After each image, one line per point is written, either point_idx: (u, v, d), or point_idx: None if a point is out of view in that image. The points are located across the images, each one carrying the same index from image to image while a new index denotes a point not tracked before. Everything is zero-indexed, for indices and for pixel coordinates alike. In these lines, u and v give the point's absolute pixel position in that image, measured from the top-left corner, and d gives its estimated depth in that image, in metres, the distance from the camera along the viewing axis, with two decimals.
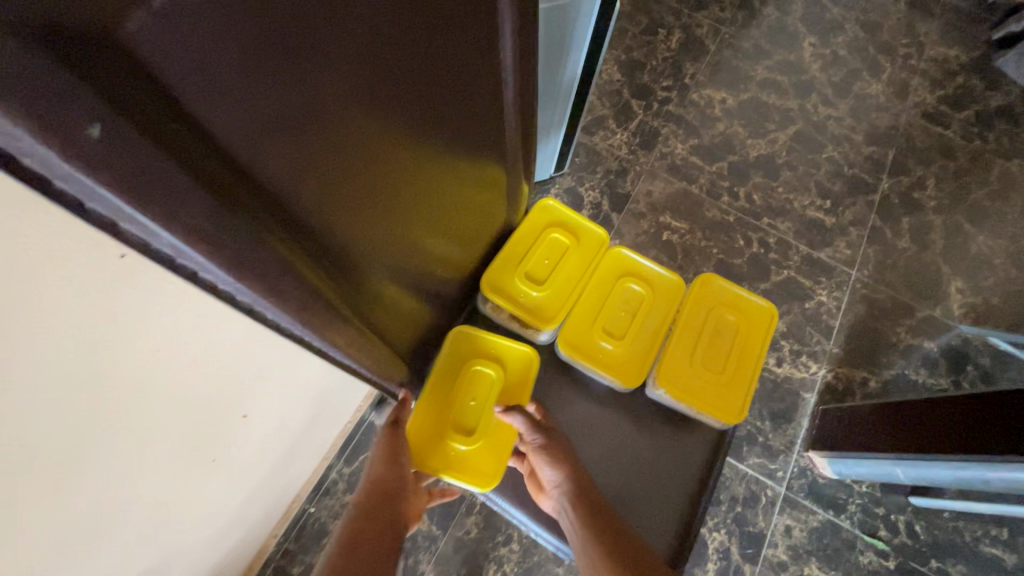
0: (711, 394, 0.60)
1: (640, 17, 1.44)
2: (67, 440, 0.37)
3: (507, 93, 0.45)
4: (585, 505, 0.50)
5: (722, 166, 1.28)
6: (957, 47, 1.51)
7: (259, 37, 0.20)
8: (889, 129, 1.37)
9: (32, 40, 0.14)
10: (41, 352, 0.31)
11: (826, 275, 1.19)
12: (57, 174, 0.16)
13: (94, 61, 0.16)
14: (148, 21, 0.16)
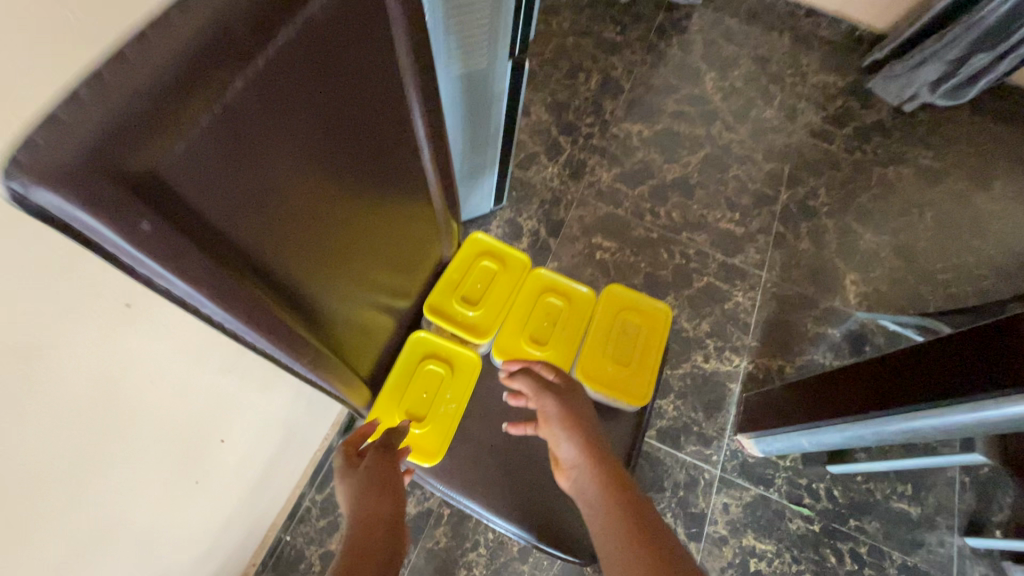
0: (622, 383, 0.71)
1: (561, 64, 1.63)
2: (81, 456, 0.45)
3: (429, 156, 0.57)
4: (603, 473, 0.57)
5: (645, 190, 1.45)
6: (835, 74, 1.75)
7: (234, 154, 0.32)
8: (784, 148, 1.57)
9: (110, 180, 0.25)
10: (63, 371, 0.41)
11: (740, 278, 1.35)
12: (120, 251, 0.27)
13: (140, 183, 0.27)
14: (169, 156, 0.28)
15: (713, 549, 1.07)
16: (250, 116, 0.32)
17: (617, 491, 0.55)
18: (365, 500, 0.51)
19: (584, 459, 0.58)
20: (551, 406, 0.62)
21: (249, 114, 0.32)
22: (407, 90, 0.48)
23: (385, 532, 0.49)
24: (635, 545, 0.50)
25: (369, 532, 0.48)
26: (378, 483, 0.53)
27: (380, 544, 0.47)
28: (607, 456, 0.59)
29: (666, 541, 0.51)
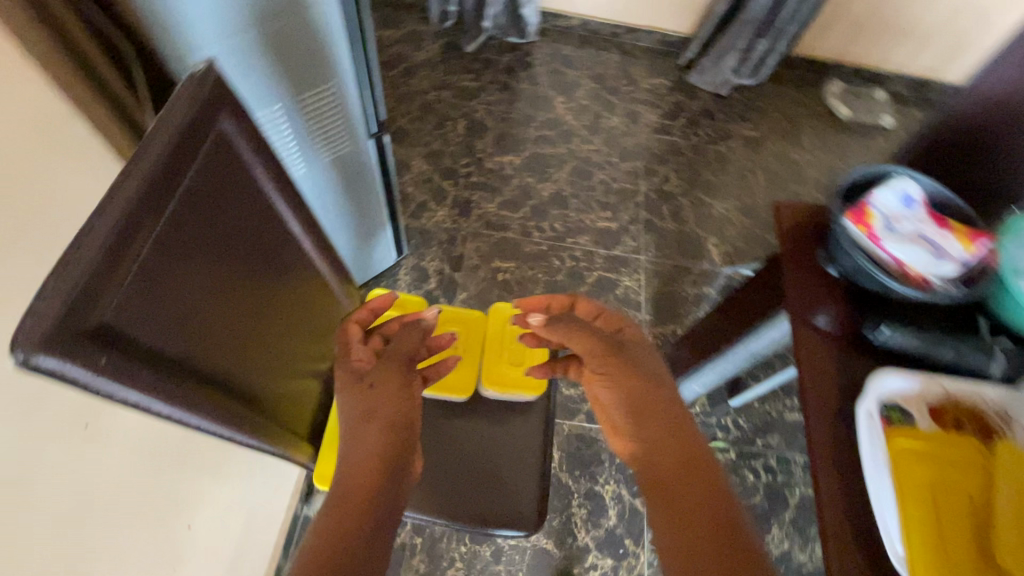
0: (521, 380, 0.87)
1: (429, 117, 1.82)
2: (69, 559, 0.54)
3: (313, 245, 0.70)
4: (664, 421, 0.68)
5: (527, 211, 1.64)
6: (661, 76, 2.06)
7: (153, 290, 0.44)
8: (634, 147, 1.84)
9: (76, 336, 0.37)
10: (41, 487, 0.51)
11: (624, 266, 1.57)
12: (87, 381, 0.38)
13: (95, 333, 0.38)
14: (111, 308, 0.40)
15: None
16: (161, 261, 0.44)
17: (673, 433, 0.67)
18: (355, 439, 0.64)
19: (644, 405, 0.69)
20: (619, 359, 0.72)
21: (159, 260, 0.44)
22: (280, 204, 0.61)
23: (372, 473, 0.61)
24: (686, 483, 0.61)
25: (356, 469, 0.61)
26: (370, 417, 0.65)
27: (363, 484, 0.60)
28: (666, 403, 0.69)
29: (712, 481, 0.62)
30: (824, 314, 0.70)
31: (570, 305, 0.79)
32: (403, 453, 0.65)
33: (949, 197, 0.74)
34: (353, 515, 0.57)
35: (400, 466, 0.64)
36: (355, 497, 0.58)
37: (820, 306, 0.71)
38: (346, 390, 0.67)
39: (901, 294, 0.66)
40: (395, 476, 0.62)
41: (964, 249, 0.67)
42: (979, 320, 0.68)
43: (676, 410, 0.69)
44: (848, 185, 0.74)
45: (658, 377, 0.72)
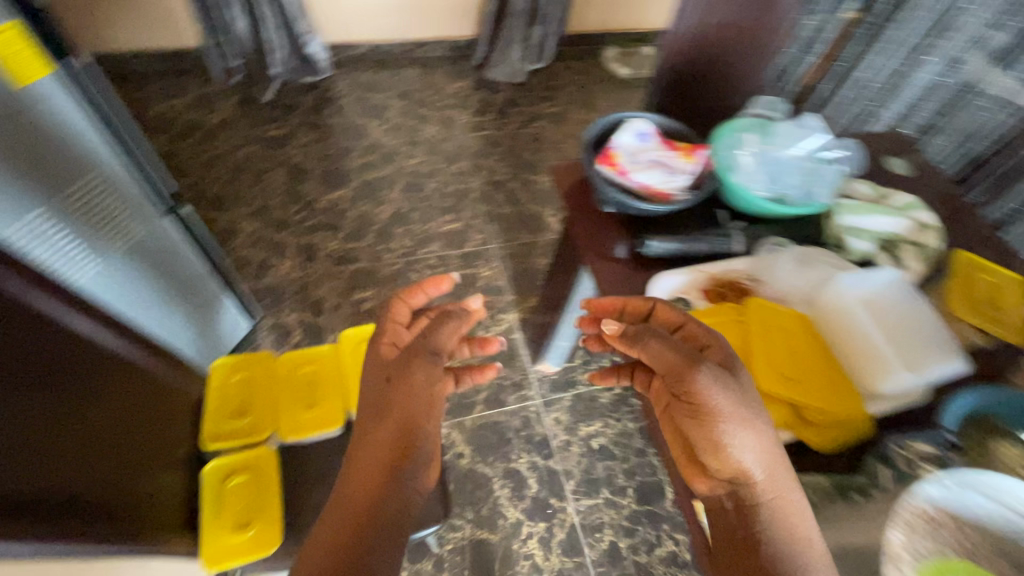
0: None
1: (245, 176, 1.78)
2: None
3: (102, 342, 0.70)
4: (754, 460, 0.56)
5: (373, 237, 1.68)
6: (462, 79, 2.20)
7: None
8: (456, 150, 1.95)
9: None
10: None
11: (478, 259, 1.67)
12: None
13: None
14: None
15: (566, 453, 1.34)
16: None
17: (760, 480, 0.56)
18: (367, 459, 0.62)
19: (729, 442, 0.56)
20: (697, 382, 0.57)
21: None
22: (32, 314, 0.61)
23: (394, 493, 0.61)
24: (769, 535, 0.55)
25: (375, 495, 0.60)
26: (401, 427, 0.63)
27: (386, 510, 0.60)
28: (760, 443, 0.56)
29: (798, 531, 0.55)
30: (607, 249, 0.84)
31: (650, 307, 0.68)
32: (421, 464, 0.64)
33: (673, 122, 0.90)
34: (379, 548, 0.58)
35: (417, 475, 0.64)
36: (378, 523, 0.59)
37: (604, 242, 0.85)
38: (375, 388, 0.65)
39: (652, 211, 0.81)
40: (412, 489, 0.63)
41: (686, 163, 0.84)
42: (717, 212, 0.85)
43: (769, 442, 0.57)
44: (595, 135, 0.88)
45: (750, 409, 0.57)
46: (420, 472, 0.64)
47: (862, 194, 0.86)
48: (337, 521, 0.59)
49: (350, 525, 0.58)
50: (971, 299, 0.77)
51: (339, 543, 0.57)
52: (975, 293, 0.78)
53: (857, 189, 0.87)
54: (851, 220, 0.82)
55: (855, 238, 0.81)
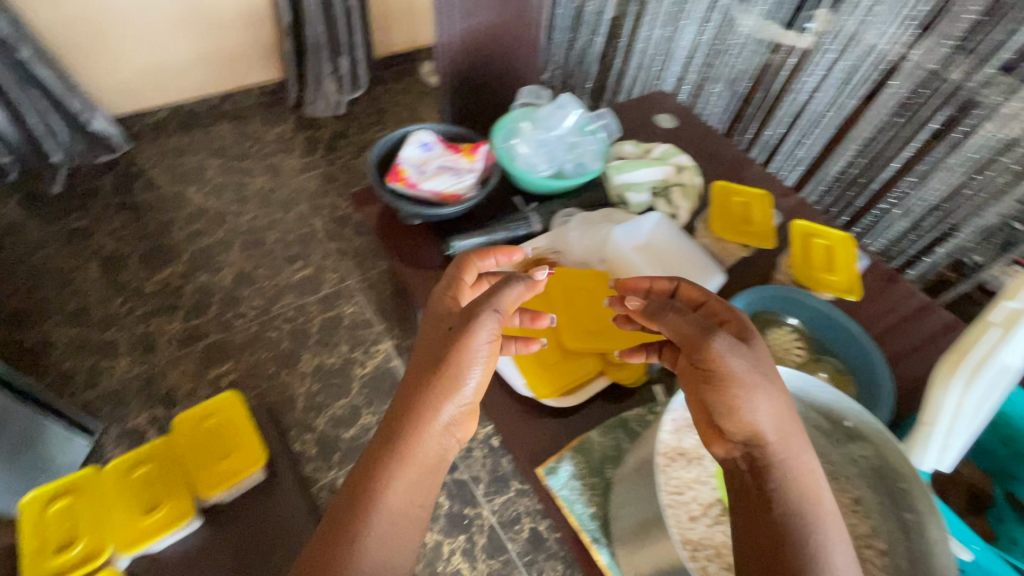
0: (236, 465, 0.91)
1: (49, 281, 1.58)
2: None
3: None
4: (766, 420, 0.53)
5: (218, 307, 1.58)
6: (281, 122, 2.12)
7: None
8: (290, 195, 1.88)
9: None
10: None
11: (338, 298, 1.63)
12: None
13: None
14: None
15: (470, 460, 1.35)
16: None
17: (770, 441, 0.53)
18: (420, 403, 0.62)
19: (743, 403, 0.53)
20: (713, 348, 0.54)
21: None
22: None
23: (430, 441, 0.62)
24: (777, 493, 0.52)
25: (417, 443, 0.62)
26: (449, 380, 0.62)
27: (423, 456, 0.62)
28: (776, 407, 0.53)
29: (806, 494, 0.52)
30: (422, 258, 0.87)
31: (671, 286, 0.66)
32: (461, 416, 0.64)
33: (454, 128, 0.95)
34: (410, 485, 0.62)
35: (457, 427, 0.64)
36: (411, 466, 0.61)
37: (417, 253, 0.88)
38: (439, 340, 0.65)
39: (448, 215, 0.85)
40: (448, 439, 0.64)
41: (470, 163, 0.89)
42: (515, 200, 0.93)
43: (784, 407, 0.54)
44: (382, 157, 0.91)
45: (771, 377, 0.55)
46: (459, 424, 0.64)
47: (629, 152, 0.97)
48: (387, 459, 0.61)
49: (394, 458, 0.61)
50: (730, 221, 0.90)
51: (383, 483, 0.61)
52: (733, 215, 0.91)
53: (624, 148, 0.97)
54: (624, 177, 0.93)
55: (631, 194, 0.92)
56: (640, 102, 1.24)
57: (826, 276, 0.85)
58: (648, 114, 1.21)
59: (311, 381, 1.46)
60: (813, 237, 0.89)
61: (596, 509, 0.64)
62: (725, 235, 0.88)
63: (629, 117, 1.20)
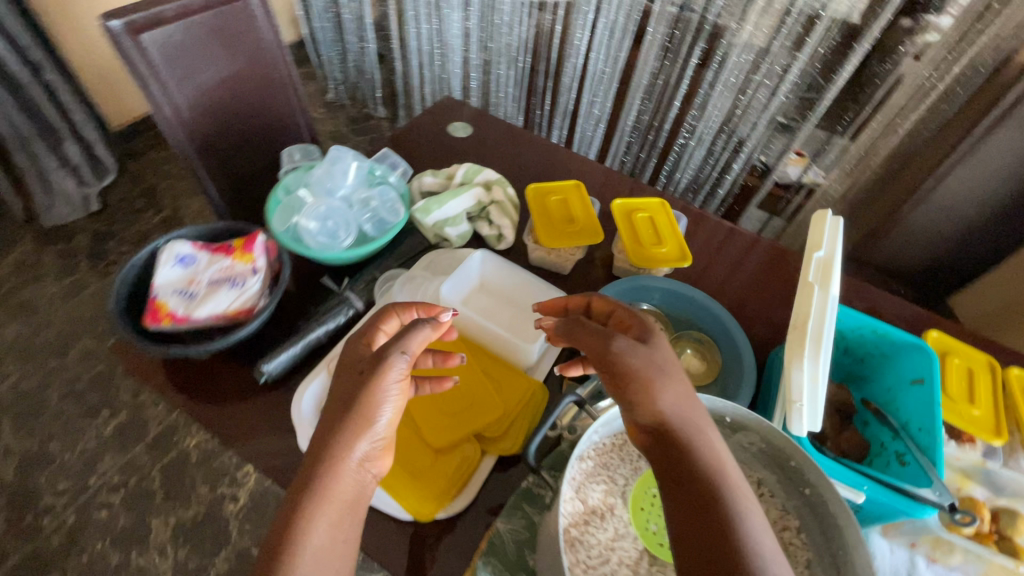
0: None
1: None
2: None
3: None
4: (667, 398, 0.46)
5: (7, 514, 1.20)
6: (13, 245, 1.66)
7: None
8: (60, 332, 1.49)
9: None
10: None
11: (174, 433, 1.34)
12: None
13: None
14: None
15: None
16: None
17: (674, 422, 0.45)
18: (332, 436, 0.51)
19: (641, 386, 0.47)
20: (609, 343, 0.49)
21: None
22: None
23: (347, 475, 0.50)
24: (685, 472, 0.43)
25: (335, 477, 0.49)
26: (365, 412, 0.52)
27: (340, 491, 0.49)
28: (673, 380, 0.47)
29: (713, 465, 0.43)
30: (230, 394, 0.69)
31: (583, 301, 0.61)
32: (379, 450, 0.53)
33: (219, 226, 0.77)
34: (333, 523, 0.47)
35: (375, 460, 0.53)
36: (333, 502, 0.48)
37: (222, 391, 0.69)
38: (353, 377, 0.55)
39: (242, 338, 0.68)
40: (365, 474, 0.52)
41: (250, 265, 0.72)
42: (324, 281, 0.78)
43: (685, 387, 0.47)
44: (129, 287, 0.69)
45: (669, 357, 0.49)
46: (376, 458, 0.53)
47: (430, 182, 0.87)
48: (301, 496, 0.48)
49: (305, 489, 0.48)
50: (555, 226, 0.85)
51: (300, 517, 0.46)
52: (556, 218, 0.86)
53: (423, 180, 0.87)
54: (436, 214, 0.82)
55: (450, 230, 0.83)
56: (429, 118, 1.15)
57: (657, 250, 0.84)
58: (441, 128, 1.14)
59: (174, 547, 1.19)
60: (633, 213, 0.89)
61: None
62: (557, 244, 0.83)
63: (423, 137, 1.12)
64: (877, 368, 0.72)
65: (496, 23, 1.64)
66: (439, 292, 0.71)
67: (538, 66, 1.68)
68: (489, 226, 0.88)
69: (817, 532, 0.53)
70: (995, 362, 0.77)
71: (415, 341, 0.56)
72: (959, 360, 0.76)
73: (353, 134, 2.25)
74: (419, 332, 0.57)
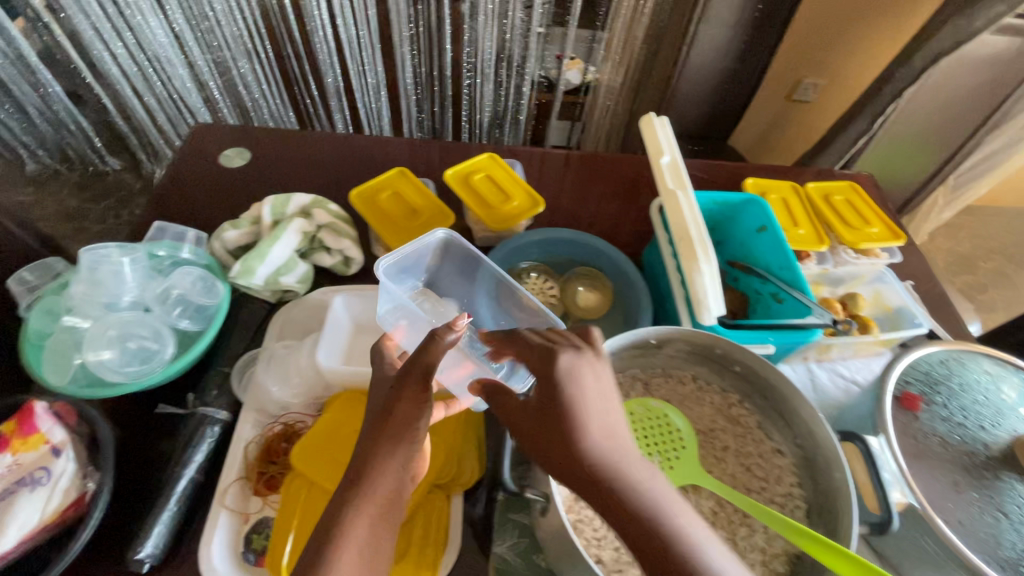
0: None
1: None
2: None
3: None
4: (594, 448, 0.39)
5: None
6: None
7: None
8: None
9: None
10: None
11: None
12: None
13: None
14: None
15: None
16: None
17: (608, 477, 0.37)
18: (368, 446, 0.44)
19: (568, 448, 0.39)
20: (535, 414, 0.42)
21: None
22: None
23: (387, 473, 0.43)
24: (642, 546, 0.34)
25: (375, 479, 0.42)
26: (402, 417, 0.45)
27: (379, 491, 0.42)
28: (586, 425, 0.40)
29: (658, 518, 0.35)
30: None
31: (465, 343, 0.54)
32: (424, 455, 0.46)
33: None
34: (377, 523, 0.41)
35: (419, 463, 0.46)
36: (373, 502, 0.42)
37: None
38: (382, 389, 0.48)
39: (89, 538, 0.51)
40: (408, 479, 0.45)
41: (46, 447, 0.52)
42: (164, 410, 0.61)
43: (607, 413, 0.41)
44: None
45: (577, 399, 0.40)
46: (420, 460, 0.46)
47: (233, 236, 0.71)
48: (338, 504, 0.41)
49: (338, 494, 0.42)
50: (399, 224, 0.77)
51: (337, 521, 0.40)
52: (396, 215, 0.78)
53: (224, 237, 0.70)
54: (262, 270, 0.68)
55: (288, 279, 0.70)
56: (187, 159, 0.94)
57: (510, 206, 0.81)
58: (210, 166, 0.93)
59: None
60: (468, 178, 0.84)
61: None
62: None
63: (193, 184, 0.91)
64: (726, 232, 0.81)
65: (208, 14, 1.36)
66: (378, 279, 0.57)
67: (283, 51, 1.45)
68: (329, 254, 0.76)
69: (757, 398, 0.59)
70: (796, 185, 0.91)
71: (434, 354, 0.46)
72: (775, 197, 0.88)
73: (90, 204, 1.81)
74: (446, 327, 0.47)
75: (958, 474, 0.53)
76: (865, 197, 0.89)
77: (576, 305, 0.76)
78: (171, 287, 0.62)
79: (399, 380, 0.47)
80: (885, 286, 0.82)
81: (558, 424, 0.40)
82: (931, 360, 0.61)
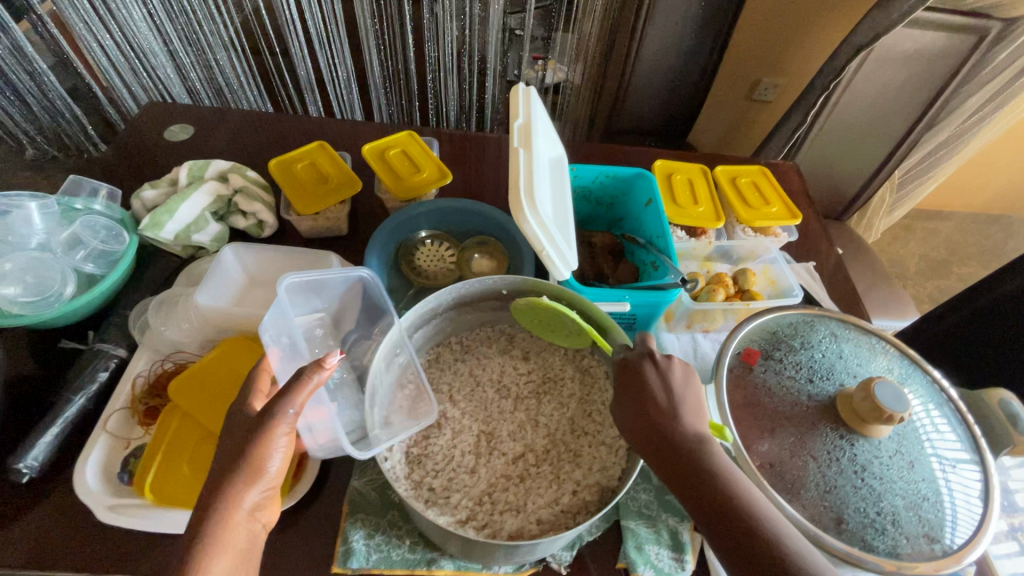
0: None
1: None
2: None
3: None
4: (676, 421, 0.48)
5: None
6: None
7: None
8: None
9: None
10: None
11: None
12: None
13: None
14: None
15: None
16: None
17: (688, 447, 0.47)
18: (217, 487, 0.48)
19: (658, 423, 0.49)
20: (628, 405, 0.51)
21: None
22: None
23: (238, 523, 0.48)
24: (715, 504, 0.44)
25: (225, 528, 0.47)
26: (257, 461, 0.49)
27: (232, 541, 0.47)
28: (668, 404, 0.49)
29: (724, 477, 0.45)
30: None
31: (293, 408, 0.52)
32: (270, 498, 0.51)
33: None
34: (229, 567, 0.46)
35: (267, 508, 0.51)
36: (227, 550, 0.46)
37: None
38: (238, 432, 0.51)
39: None
40: (256, 524, 0.50)
41: None
42: (66, 344, 0.67)
43: (683, 395, 0.50)
44: None
45: (652, 397, 0.50)
46: (268, 506, 0.51)
47: (151, 196, 0.77)
48: (195, 543, 0.45)
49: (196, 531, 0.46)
50: (309, 190, 0.82)
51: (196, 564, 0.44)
52: (308, 182, 0.83)
53: (143, 196, 0.76)
54: (172, 226, 0.73)
55: (199, 237, 0.76)
56: (142, 128, 1.03)
57: (419, 177, 0.86)
58: (154, 140, 1.01)
59: None
60: (384, 153, 0.89)
61: (410, 539, 0.59)
62: (318, 207, 0.80)
63: (137, 156, 0.98)
64: (623, 207, 0.85)
65: (186, 7, 1.30)
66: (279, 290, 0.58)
67: (258, 47, 1.45)
68: (245, 218, 0.82)
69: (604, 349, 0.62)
70: (705, 168, 0.93)
71: (302, 388, 0.51)
72: (680, 176, 0.91)
73: None
74: (312, 371, 0.51)
75: (781, 423, 0.55)
76: (771, 180, 0.92)
77: (469, 270, 0.79)
78: (78, 235, 0.68)
79: (262, 422, 0.50)
80: (773, 264, 0.85)
81: (649, 409, 0.49)
82: (779, 323, 0.64)
